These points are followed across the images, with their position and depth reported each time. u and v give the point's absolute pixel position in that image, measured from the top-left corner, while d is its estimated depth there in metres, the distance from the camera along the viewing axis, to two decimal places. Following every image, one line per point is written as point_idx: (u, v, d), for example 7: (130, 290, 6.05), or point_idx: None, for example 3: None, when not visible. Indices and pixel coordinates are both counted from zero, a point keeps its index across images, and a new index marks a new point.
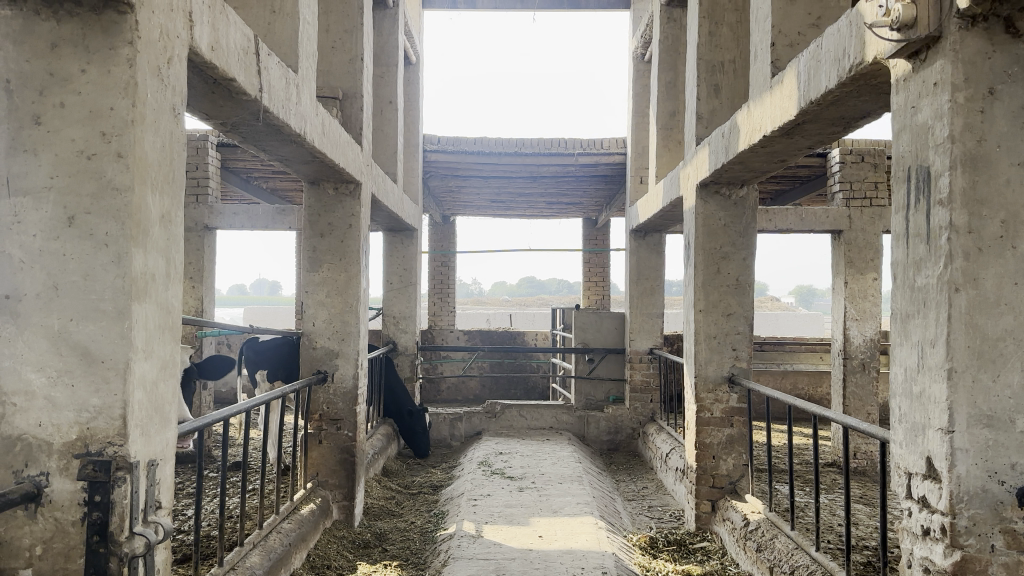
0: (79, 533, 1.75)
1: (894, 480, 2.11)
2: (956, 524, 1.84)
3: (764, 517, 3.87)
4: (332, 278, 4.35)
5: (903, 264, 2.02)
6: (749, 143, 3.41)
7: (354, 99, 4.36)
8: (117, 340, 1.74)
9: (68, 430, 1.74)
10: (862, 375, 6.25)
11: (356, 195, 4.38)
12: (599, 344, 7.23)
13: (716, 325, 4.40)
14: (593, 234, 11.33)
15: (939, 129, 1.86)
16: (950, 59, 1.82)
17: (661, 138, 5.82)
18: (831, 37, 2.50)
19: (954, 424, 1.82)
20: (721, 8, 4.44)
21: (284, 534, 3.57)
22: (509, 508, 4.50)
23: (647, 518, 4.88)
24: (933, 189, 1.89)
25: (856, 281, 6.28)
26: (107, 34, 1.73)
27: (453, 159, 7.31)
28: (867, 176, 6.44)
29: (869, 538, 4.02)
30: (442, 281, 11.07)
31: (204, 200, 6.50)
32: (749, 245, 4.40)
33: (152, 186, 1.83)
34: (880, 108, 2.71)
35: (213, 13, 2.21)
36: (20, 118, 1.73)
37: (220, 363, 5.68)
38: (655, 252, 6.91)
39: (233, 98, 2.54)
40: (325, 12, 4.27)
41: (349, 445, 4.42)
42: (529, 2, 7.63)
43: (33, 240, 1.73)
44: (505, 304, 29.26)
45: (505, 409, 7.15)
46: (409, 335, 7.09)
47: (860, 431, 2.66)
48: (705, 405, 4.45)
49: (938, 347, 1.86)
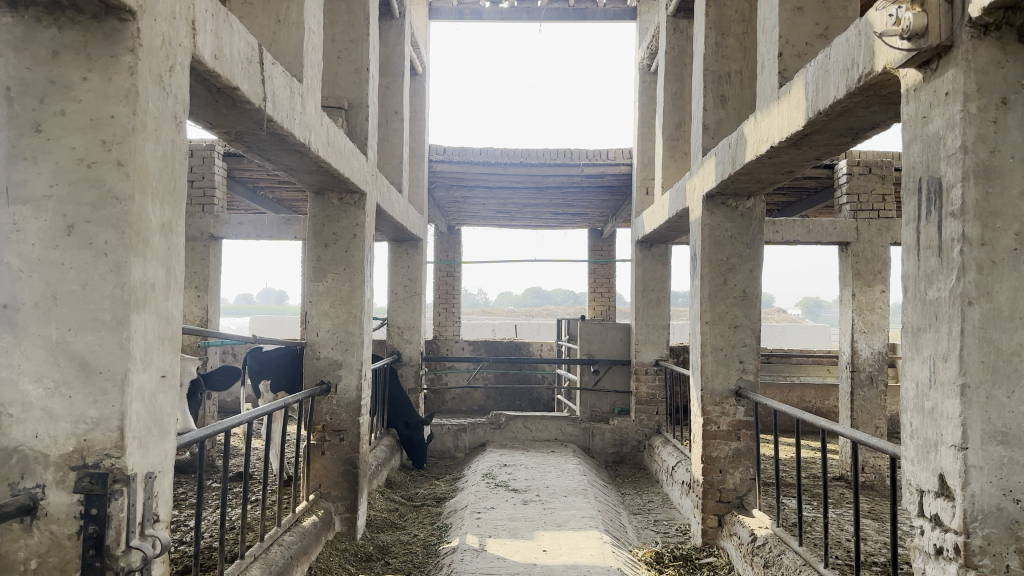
0: (75, 546, 1.72)
1: (906, 497, 2.07)
2: (970, 544, 1.79)
3: (772, 533, 3.80)
4: (336, 288, 4.33)
5: (914, 277, 1.99)
6: (756, 154, 3.39)
7: (360, 109, 4.36)
8: (114, 351, 1.71)
9: (64, 442, 1.72)
10: (870, 389, 6.18)
11: (362, 206, 4.37)
12: (604, 356, 7.18)
13: (722, 337, 4.36)
14: (598, 245, 11.33)
15: (951, 139, 1.83)
16: (961, 68, 1.79)
17: (667, 149, 5.79)
18: (840, 47, 2.47)
19: (967, 441, 1.78)
20: (728, 18, 4.43)
21: (286, 547, 3.52)
22: (512, 521, 4.45)
23: (653, 532, 4.82)
24: (945, 200, 1.86)
25: (864, 293, 6.22)
26: (108, 41, 1.72)
27: (458, 169, 7.30)
28: (875, 187, 6.40)
29: (878, 554, 3.96)
30: (447, 291, 11.04)
31: (210, 209, 6.51)
32: (757, 257, 4.37)
33: (152, 195, 1.81)
34: (890, 118, 2.68)
35: (216, 22, 2.20)
36: (20, 125, 1.71)
37: (227, 372, 5.67)
38: (660, 263, 6.88)
39: (237, 107, 2.53)
40: (330, 22, 4.28)
41: (352, 456, 4.38)
42: (536, 13, 7.64)
43: (31, 250, 1.71)
44: (510, 314, 29.30)
45: (510, 420, 7.09)
46: (413, 345, 7.06)
47: (870, 446, 2.60)
48: (712, 419, 4.40)
49: (950, 363, 1.81)
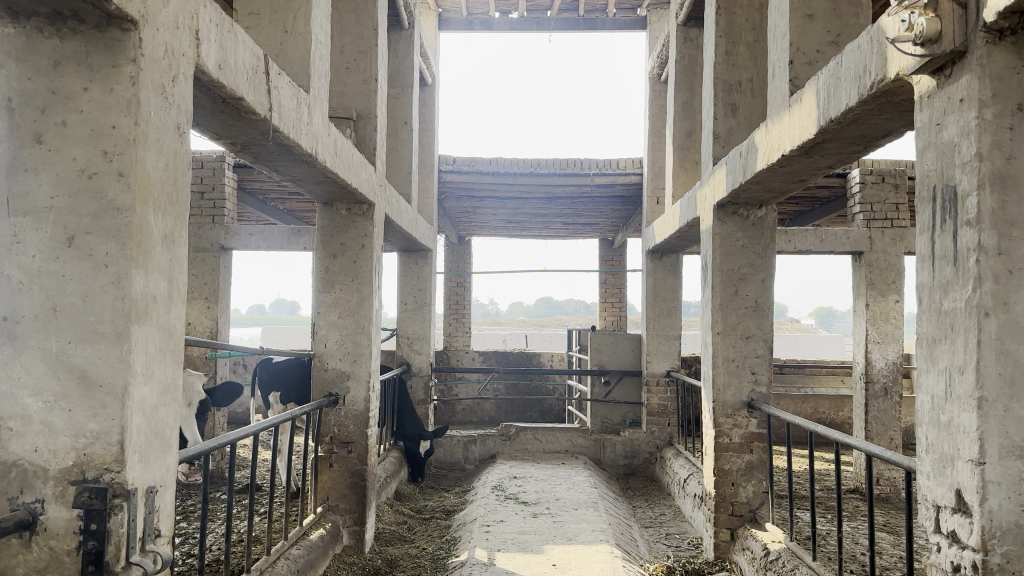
0: (73, 562, 1.69)
1: (922, 513, 2.00)
2: (988, 562, 1.73)
3: (785, 547, 3.72)
4: (344, 299, 4.32)
5: (929, 287, 1.93)
6: (768, 162, 3.34)
7: (368, 119, 4.36)
8: (115, 363, 1.70)
9: (64, 456, 1.70)
10: (885, 400, 6.07)
11: (370, 216, 4.35)
12: (616, 366, 7.12)
13: (734, 347, 4.30)
14: (610, 255, 11.29)
15: (966, 146, 1.79)
16: (976, 74, 1.76)
17: (678, 158, 5.77)
18: (851, 54, 2.43)
19: (985, 456, 1.72)
20: (738, 27, 4.39)
21: (292, 561, 3.48)
22: (522, 535, 4.40)
23: (664, 546, 4.74)
24: (960, 209, 1.81)
25: (878, 303, 6.14)
26: (110, 51, 1.71)
27: (468, 179, 7.29)
28: (888, 197, 6.33)
29: (894, 568, 3.88)
30: (456, 301, 11.01)
31: (220, 220, 6.55)
32: (769, 266, 4.31)
33: (154, 206, 1.80)
34: (903, 125, 2.64)
35: (221, 32, 2.20)
36: (21, 137, 1.71)
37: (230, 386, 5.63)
38: (672, 273, 6.82)
39: (242, 118, 2.53)
40: (339, 34, 4.30)
41: (360, 469, 4.35)
42: (545, 23, 7.65)
43: (33, 261, 1.70)
44: (520, 325, 29.27)
45: (520, 432, 7.04)
46: (422, 356, 7.02)
47: (886, 459, 2.52)
48: (724, 430, 4.34)
49: (967, 375, 1.76)
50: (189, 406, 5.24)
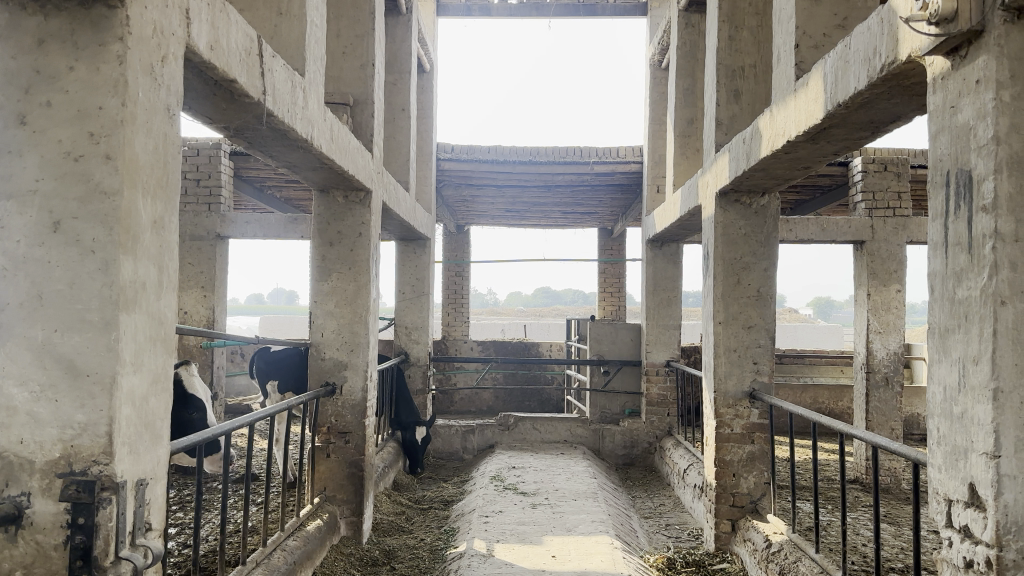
0: (61, 557, 1.65)
1: (933, 506, 1.95)
2: (1002, 557, 1.69)
3: (787, 539, 3.68)
4: (342, 287, 4.26)
5: (942, 276, 1.88)
6: (772, 149, 3.27)
7: (365, 105, 4.28)
8: (103, 353, 1.64)
9: (51, 448, 1.65)
10: (885, 391, 6.03)
11: (367, 204, 4.29)
12: (615, 356, 7.07)
13: (736, 337, 4.26)
14: (608, 244, 11.23)
15: (982, 130, 1.73)
16: (994, 54, 1.70)
17: (679, 146, 5.68)
18: (860, 36, 2.37)
19: (1000, 449, 1.67)
20: (741, 11, 4.32)
21: (289, 552, 3.44)
22: (521, 525, 4.36)
23: (664, 537, 4.71)
24: (976, 194, 1.75)
25: (879, 293, 6.09)
26: (96, 29, 1.65)
27: (466, 168, 7.23)
28: (890, 185, 6.28)
29: (897, 559, 3.85)
30: (455, 291, 10.94)
31: (217, 208, 6.51)
32: (772, 255, 4.26)
33: (143, 190, 1.74)
34: (912, 110, 2.58)
35: (212, 12, 2.13)
36: (6, 118, 1.66)
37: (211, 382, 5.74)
38: (672, 263, 6.74)
39: (235, 101, 2.46)
40: (335, 17, 4.21)
41: (358, 459, 4.30)
42: (545, 9, 7.55)
43: (17, 246, 1.65)
44: (519, 315, 29.09)
45: (519, 422, 6.99)
46: (420, 345, 6.95)
47: (890, 450, 2.47)
48: (725, 422, 4.29)
49: (982, 365, 1.71)
50: (206, 398, 5.24)
